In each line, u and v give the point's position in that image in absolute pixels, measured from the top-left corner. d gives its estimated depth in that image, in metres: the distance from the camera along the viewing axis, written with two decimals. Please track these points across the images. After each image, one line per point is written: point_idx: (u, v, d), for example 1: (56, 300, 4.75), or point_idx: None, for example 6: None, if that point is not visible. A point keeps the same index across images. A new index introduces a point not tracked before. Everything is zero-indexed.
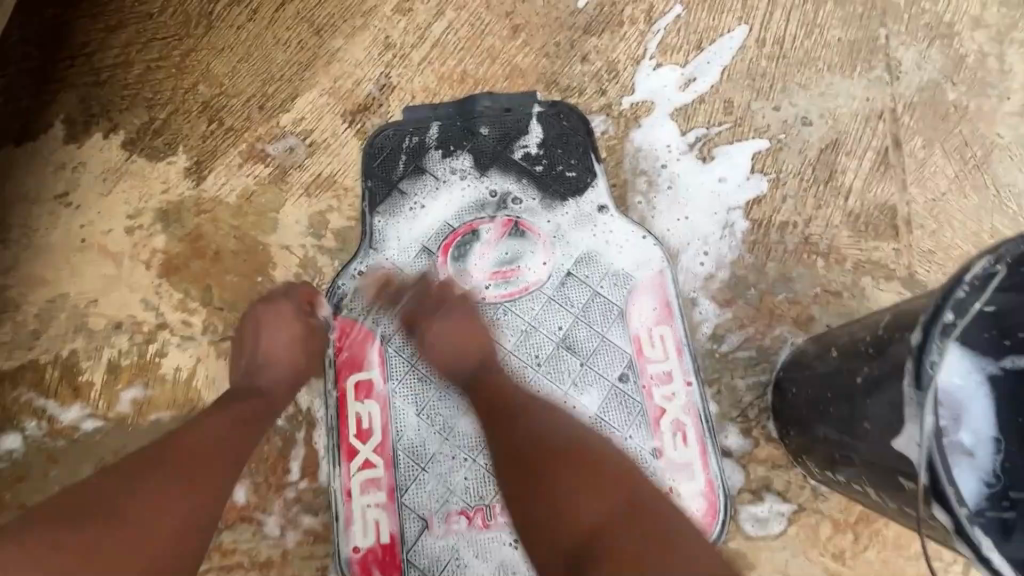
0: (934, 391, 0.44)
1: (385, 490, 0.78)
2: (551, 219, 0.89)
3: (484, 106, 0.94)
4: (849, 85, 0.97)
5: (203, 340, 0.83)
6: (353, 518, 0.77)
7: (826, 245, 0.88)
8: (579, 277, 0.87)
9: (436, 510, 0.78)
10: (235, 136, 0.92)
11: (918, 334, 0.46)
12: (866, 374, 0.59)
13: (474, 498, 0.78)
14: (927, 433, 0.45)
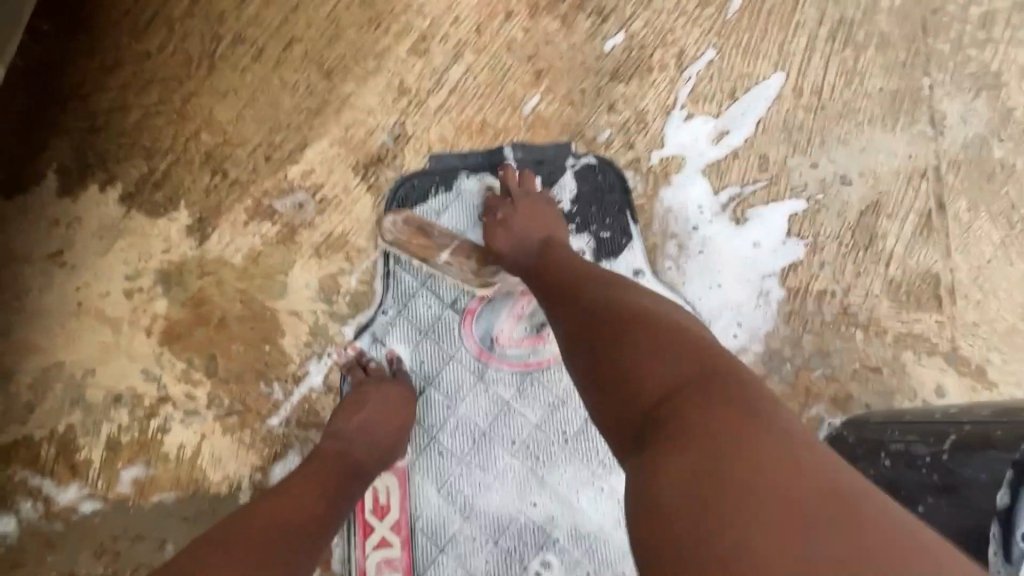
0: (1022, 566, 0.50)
1: (402, 572, 0.74)
2: None
3: (516, 157, 0.89)
4: (890, 141, 0.91)
5: (208, 415, 0.79)
6: None
7: (865, 316, 0.84)
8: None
9: None
10: (241, 189, 0.87)
11: (1005, 497, 0.52)
12: (929, 507, 0.59)
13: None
14: None
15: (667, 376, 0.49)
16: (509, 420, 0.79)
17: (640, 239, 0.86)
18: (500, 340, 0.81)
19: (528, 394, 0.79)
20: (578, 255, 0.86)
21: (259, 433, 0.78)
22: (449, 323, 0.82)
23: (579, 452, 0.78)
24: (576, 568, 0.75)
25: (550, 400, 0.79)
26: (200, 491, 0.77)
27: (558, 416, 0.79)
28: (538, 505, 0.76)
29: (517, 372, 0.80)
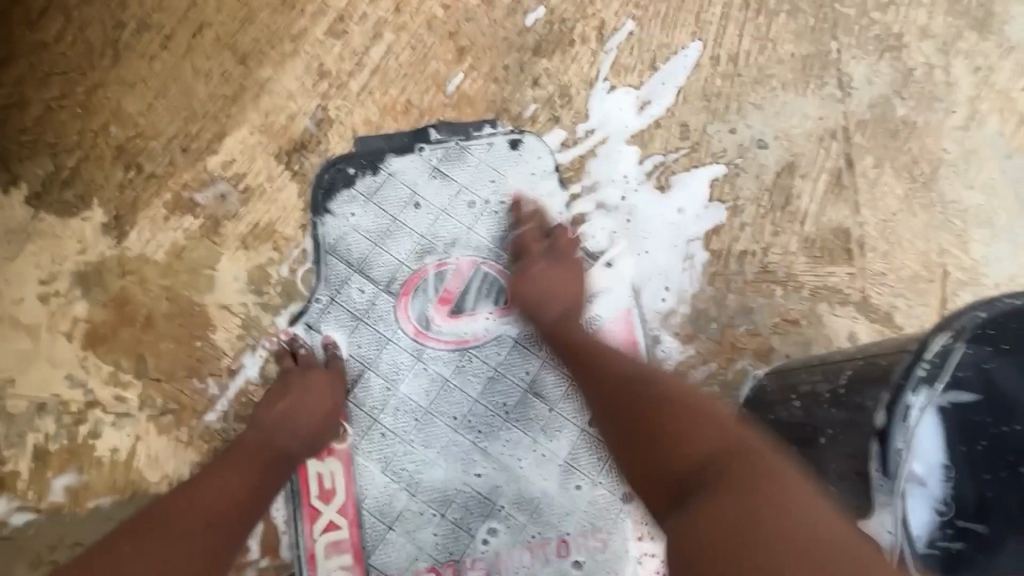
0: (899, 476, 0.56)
1: (351, 552, 0.75)
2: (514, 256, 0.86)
3: (440, 137, 0.89)
4: (803, 104, 0.95)
5: (141, 416, 0.77)
6: None
7: (783, 273, 0.88)
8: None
9: (405, 568, 0.75)
10: (158, 183, 0.84)
11: (883, 420, 0.57)
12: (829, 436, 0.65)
13: (445, 556, 0.76)
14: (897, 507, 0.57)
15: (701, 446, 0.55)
16: (450, 397, 0.80)
17: (568, 213, 0.88)
18: (436, 320, 0.82)
19: (467, 369, 0.81)
20: (510, 231, 0.87)
21: (196, 430, 0.77)
22: (385, 307, 0.82)
23: (520, 422, 0.80)
24: (522, 532, 0.77)
25: (489, 374, 0.81)
26: (139, 493, 0.75)
27: (498, 389, 0.81)
28: (483, 476, 0.78)
29: (456, 350, 0.81)
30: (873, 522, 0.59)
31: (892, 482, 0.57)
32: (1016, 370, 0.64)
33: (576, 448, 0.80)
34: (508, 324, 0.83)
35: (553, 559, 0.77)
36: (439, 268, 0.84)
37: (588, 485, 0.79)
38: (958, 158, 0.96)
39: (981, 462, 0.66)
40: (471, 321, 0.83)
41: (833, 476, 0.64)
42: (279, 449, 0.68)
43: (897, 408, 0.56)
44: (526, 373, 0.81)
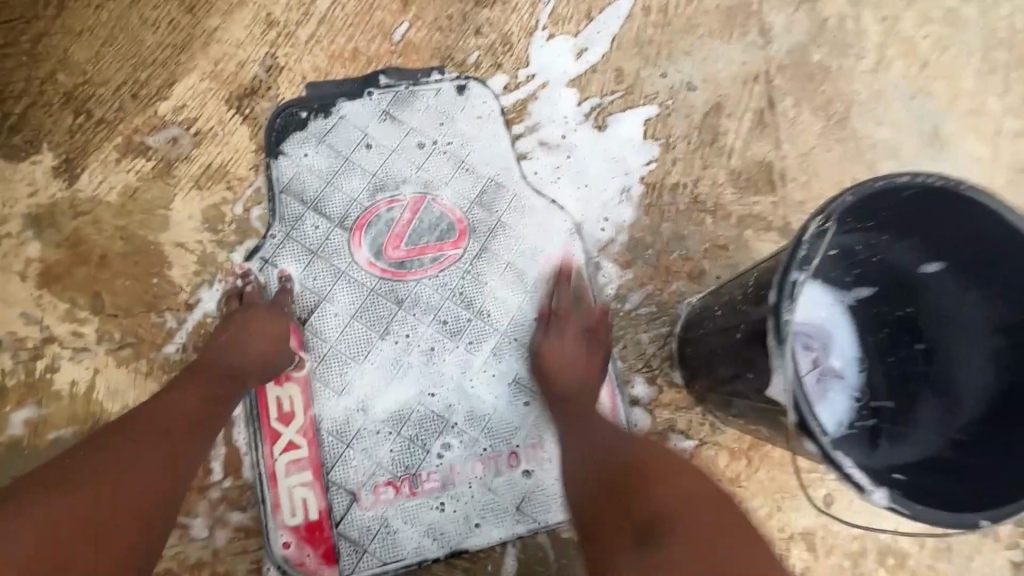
0: (791, 343, 0.54)
1: (311, 469, 0.79)
2: (463, 193, 0.91)
3: (390, 82, 0.93)
4: (728, 50, 1.03)
5: (100, 350, 0.79)
6: (280, 501, 0.78)
7: (712, 203, 0.95)
8: (495, 251, 0.89)
9: (363, 482, 0.79)
10: (108, 128, 0.85)
11: (774, 296, 0.56)
12: (743, 330, 0.67)
13: (402, 469, 0.80)
14: (792, 378, 0.55)
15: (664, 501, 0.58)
16: (405, 323, 0.84)
17: (512, 152, 0.93)
18: (389, 253, 0.86)
19: (420, 297, 0.86)
20: (458, 169, 0.91)
21: (155, 362, 0.80)
22: (340, 241, 0.86)
23: (471, 344, 0.85)
24: (475, 445, 0.82)
25: (441, 301, 0.86)
26: (100, 424, 0.77)
27: (449, 314, 0.86)
28: (437, 396, 0.83)
29: (409, 281, 0.86)
30: (774, 386, 0.58)
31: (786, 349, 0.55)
32: (911, 254, 0.69)
33: (524, 367, 0.86)
34: (458, 255, 0.88)
35: (503, 469, 0.82)
36: (390, 204, 0.88)
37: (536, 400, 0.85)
38: (868, 98, 1.05)
39: (886, 346, 0.76)
40: (423, 253, 0.87)
41: (746, 365, 0.66)
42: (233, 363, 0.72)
43: (786, 285, 0.55)
44: (476, 300, 0.87)
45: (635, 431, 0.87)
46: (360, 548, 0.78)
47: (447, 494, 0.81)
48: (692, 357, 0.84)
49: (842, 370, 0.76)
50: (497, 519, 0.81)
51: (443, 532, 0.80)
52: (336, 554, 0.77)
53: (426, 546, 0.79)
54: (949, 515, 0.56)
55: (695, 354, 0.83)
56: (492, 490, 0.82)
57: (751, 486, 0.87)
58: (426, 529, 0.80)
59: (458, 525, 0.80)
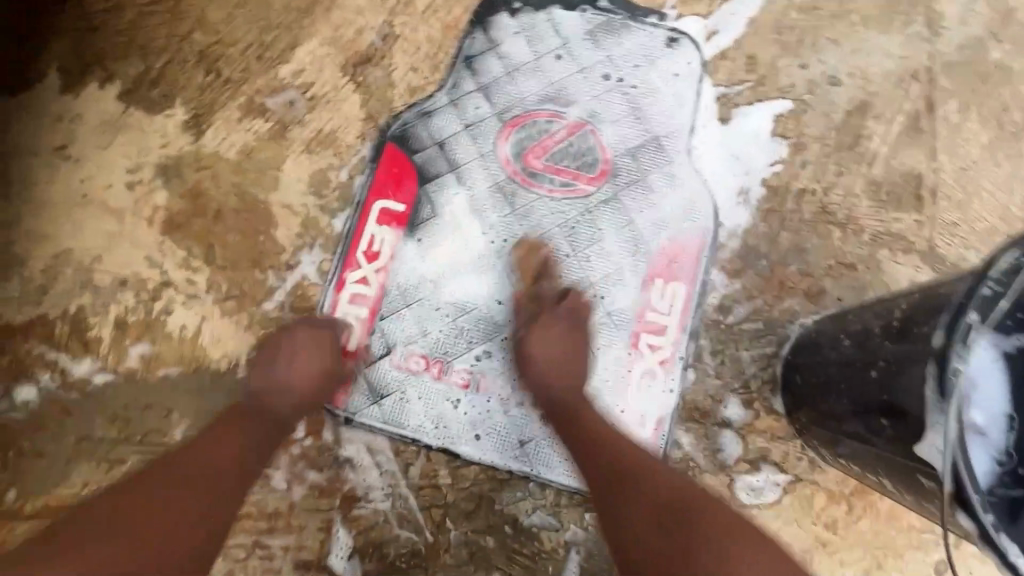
0: (957, 399, 0.46)
1: (367, 309, 0.84)
2: (620, 136, 0.88)
3: (610, 7, 0.91)
4: (884, 41, 0.89)
5: (208, 299, 0.84)
6: (334, 312, 0.84)
7: (844, 215, 0.85)
8: (623, 206, 0.86)
9: (402, 344, 0.83)
10: (233, 89, 0.89)
11: (942, 337, 0.48)
12: (881, 368, 0.57)
13: (440, 371, 0.82)
14: (952, 440, 0.46)
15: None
16: (506, 238, 0.85)
17: (691, 121, 0.88)
18: (527, 160, 0.87)
19: (532, 210, 0.86)
20: (631, 114, 0.88)
21: (256, 315, 0.83)
22: (492, 130, 0.88)
23: (562, 275, 0.84)
24: (512, 369, 0.82)
25: (550, 220, 0.86)
26: (203, 368, 0.82)
27: (547, 236, 0.85)
28: (506, 296, 0.84)
29: (524, 185, 0.87)
30: (927, 445, 0.49)
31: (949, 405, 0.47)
32: None
33: (595, 325, 0.83)
34: (589, 194, 0.86)
35: (527, 404, 0.81)
36: (551, 118, 0.88)
37: (601, 348, 0.83)
38: None
39: None
40: (558, 175, 0.87)
41: (881, 409, 0.56)
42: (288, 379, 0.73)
43: (958, 326, 0.47)
44: (584, 235, 0.85)
45: (722, 455, 0.80)
46: (371, 397, 0.81)
47: (511, 479, 0.79)
48: (798, 386, 0.76)
49: (985, 426, 0.53)
50: (497, 441, 0.80)
51: (446, 426, 0.80)
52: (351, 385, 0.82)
53: (424, 429, 0.80)
54: None
55: (806, 383, 0.74)
56: (504, 415, 0.81)
57: (848, 536, 0.79)
58: (433, 413, 0.81)
59: (463, 426, 0.80)
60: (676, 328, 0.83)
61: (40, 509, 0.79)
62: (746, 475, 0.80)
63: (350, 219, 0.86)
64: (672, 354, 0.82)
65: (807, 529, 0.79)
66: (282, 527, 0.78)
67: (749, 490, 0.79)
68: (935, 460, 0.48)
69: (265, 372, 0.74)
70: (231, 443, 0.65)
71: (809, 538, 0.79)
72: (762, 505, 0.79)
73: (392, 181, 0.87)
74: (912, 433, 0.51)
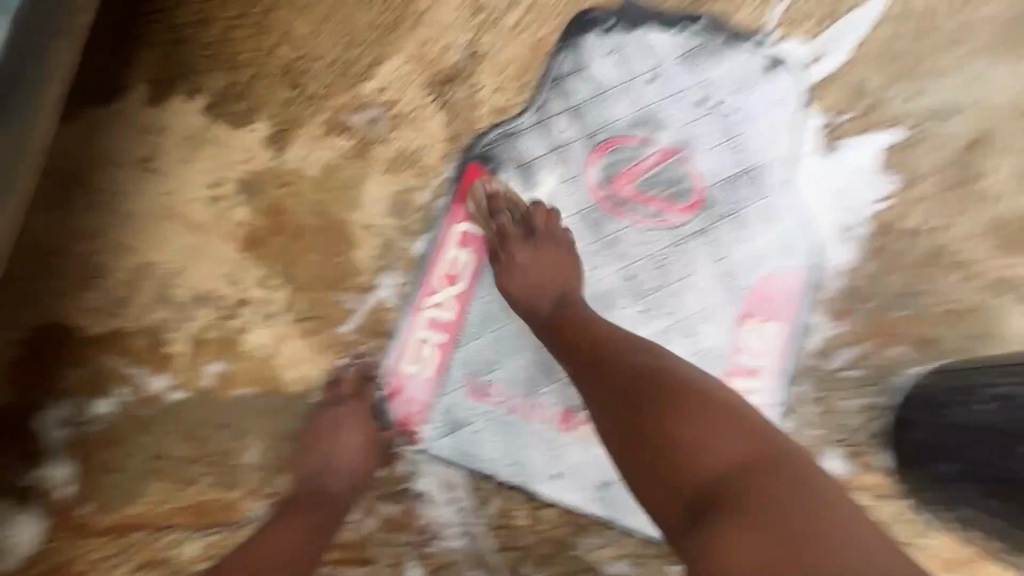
0: None
1: (445, 334, 0.81)
2: (714, 164, 0.83)
3: (707, 28, 0.86)
4: (1007, 70, 0.83)
5: (285, 318, 0.82)
6: (411, 337, 0.81)
7: (960, 258, 0.78)
8: (716, 238, 0.81)
9: (480, 375, 0.80)
10: (317, 105, 0.88)
11: None
12: None
13: (522, 406, 0.79)
14: None
15: (725, 453, 0.59)
16: (593, 268, 0.82)
17: (792, 151, 0.83)
18: (617, 185, 0.84)
19: (619, 238, 0.82)
20: (727, 141, 0.84)
21: (332, 338, 0.82)
22: (579, 153, 0.85)
23: (650, 307, 0.80)
24: None
25: (638, 249, 0.82)
26: (277, 389, 0.81)
27: (634, 267, 0.81)
28: None
29: (611, 212, 0.83)
30: None
31: None
32: None
33: None
34: (679, 223, 0.82)
35: None
36: (642, 142, 0.84)
37: None
38: None
39: None
40: (647, 202, 0.83)
41: None
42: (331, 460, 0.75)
43: None
44: (673, 267, 0.81)
45: None
46: (448, 428, 0.79)
47: (592, 524, 0.75)
48: (917, 443, 0.71)
49: None
50: (577, 482, 0.76)
51: (524, 463, 0.77)
52: (429, 413, 0.79)
53: (501, 464, 0.77)
54: None
55: (929, 442, 0.69)
56: (585, 454, 0.77)
57: None
58: (511, 448, 0.77)
59: (541, 464, 0.77)
60: (771, 372, 0.78)
61: (114, 524, 0.78)
62: None
63: (431, 242, 0.83)
64: (767, 399, 0.77)
65: None
66: (353, 560, 0.76)
67: None
68: None
69: (308, 456, 0.76)
70: (293, 532, 0.71)
71: None
72: None
73: (473, 205, 0.84)
74: None
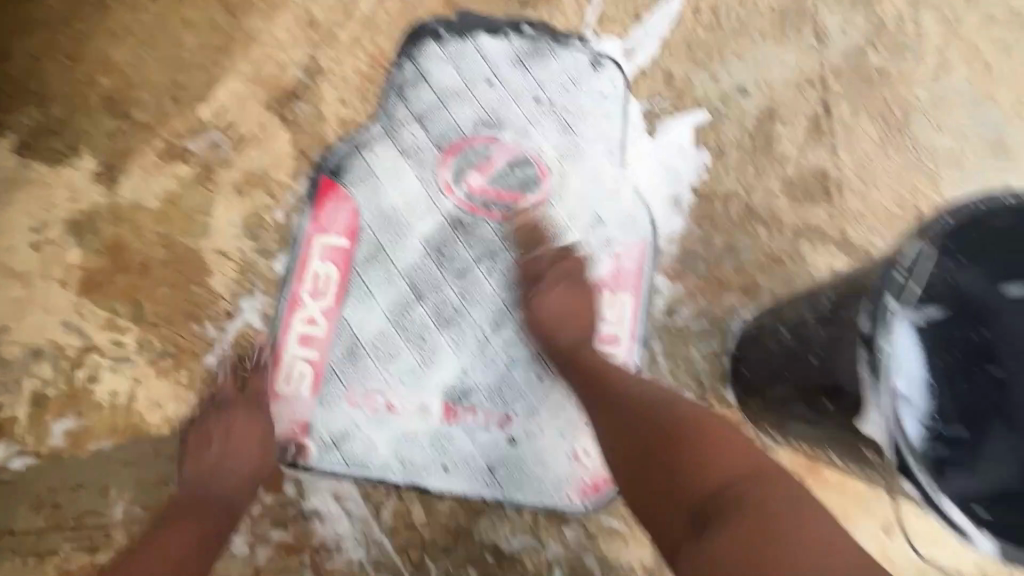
0: (886, 377, 0.53)
1: (319, 350, 0.81)
2: (556, 157, 0.90)
3: (534, 33, 0.94)
4: (781, 54, 0.98)
5: (140, 360, 0.78)
6: (283, 358, 0.80)
7: (766, 213, 0.92)
8: (565, 224, 0.88)
9: (359, 384, 0.80)
10: (149, 133, 0.84)
11: (867, 323, 0.55)
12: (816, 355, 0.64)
13: (406, 409, 0.80)
14: (885, 413, 0.54)
15: (717, 465, 0.56)
16: (456, 264, 0.85)
17: (621, 137, 0.92)
18: (470, 185, 0.88)
19: (479, 234, 0.87)
20: (564, 135, 0.91)
21: (197, 373, 0.78)
22: (430, 159, 0.88)
23: (514, 294, 0.85)
24: (476, 395, 0.82)
25: (500, 244, 0.87)
26: (140, 436, 0.76)
27: (497, 261, 0.86)
28: (460, 321, 0.84)
29: (467, 210, 0.87)
30: (864, 421, 0.56)
31: (881, 383, 0.54)
32: (983, 276, 0.68)
33: None
34: (532, 215, 0.88)
35: (493, 428, 0.81)
36: (488, 142, 0.90)
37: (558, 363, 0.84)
38: (930, 104, 0.99)
39: (957, 370, 0.71)
40: (499, 198, 0.88)
41: (819, 392, 0.64)
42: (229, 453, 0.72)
43: (877, 311, 0.54)
44: (531, 255, 0.87)
45: None
46: (331, 442, 0.78)
47: (487, 506, 0.79)
48: (748, 376, 0.80)
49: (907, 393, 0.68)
50: (466, 470, 0.79)
51: (412, 461, 0.79)
52: (310, 431, 0.78)
53: (391, 468, 0.78)
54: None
55: (752, 373, 0.79)
56: (471, 441, 0.80)
57: None
58: (398, 451, 0.79)
59: (430, 459, 0.79)
60: (627, 339, 0.86)
61: None
62: None
63: (292, 261, 0.82)
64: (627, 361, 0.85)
65: None
66: None
67: None
68: (875, 433, 0.55)
69: (198, 460, 0.72)
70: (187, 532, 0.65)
71: None
72: None
73: (330, 220, 0.84)
74: (853, 411, 0.58)
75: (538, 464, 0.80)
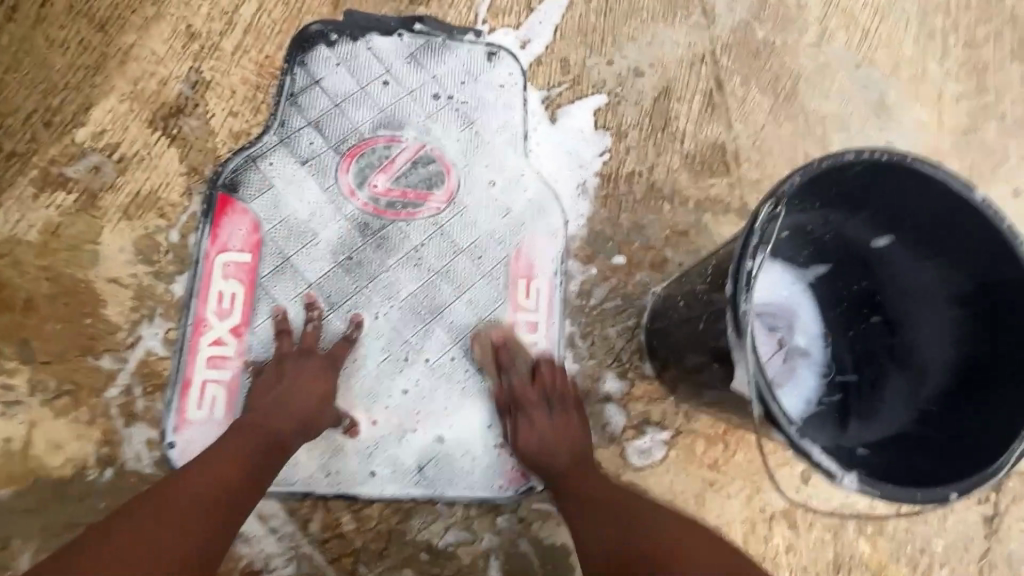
0: (748, 334, 0.55)
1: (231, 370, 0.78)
2: (460, 152, 0.91)
3: (426, 29, 0.93)
4: (672, 33, 1.01)
5: (34, 401, 0.74)
6: (192, 382, 0.77)
7: (669, 189, 0.94)
8: (474, 217, 0.89)
9: None
10: (21, 162, 0.79)
11: (730, 287, 0.57)
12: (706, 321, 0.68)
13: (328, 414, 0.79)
14: (753, 370, 0.56)
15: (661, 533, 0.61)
16: (366, 269, 0.84)
17: (523, 127, 0.93)
18: (374, 187, 0.87)
19: (387, 236, 0.86)
20: (466, 129, 0.92)
21: (98, 408, 0.75)
22: (329, 164, 0.87)
23: (429, 293, 0.85)
24: (398, 397, 0.81)
25: (410, 244, 0.86)
26: (41, 480, 0.73)
27: (409, 261, 0.86)
28: (377, 324, 0.83)
29: (374, 213, 0.86)
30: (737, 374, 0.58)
31: (745, 340, 0.56)
32: (863, 224, 0.70)
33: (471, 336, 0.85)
34: (440, 212, 0.88)
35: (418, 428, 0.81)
36: (389, 143, 0.89)
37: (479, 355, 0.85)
38: (814, 73, 1.04)
39: (847, 320, 0.78)
40: (406, 198, 0.88)
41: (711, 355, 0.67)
42: (295, 394, 0.72)
43: (741, 276, 0.56)
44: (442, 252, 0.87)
45: (610, 427, 0.86)
46: None
47: (417, 505, 0.79)
48: (659, 349, 0.83)
49: (806, 348, 0.78)
50: (393, 474, 0.79)
51: (337, 470, 0.78)
52: None
53: (315, 479, 0.78)
54: (916, 491, 0.56)
55: (662, 345, 0.82)
56: (397, 444, 0.80)
57: (731, 471, 0.86)
58: (322, 463, 0.78)
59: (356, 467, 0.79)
60: (545, 326, 0.87)
61: None
62: (635, 440, 0.86)
63: (193, 283, 0.80)
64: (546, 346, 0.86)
65: (695, 474, 0.86)
66: None
67: (640, 453, 0.86)
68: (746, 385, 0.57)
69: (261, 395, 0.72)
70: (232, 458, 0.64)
71: (698, 482, 0.86)
72: (654, 463, 0.86)
73: (231, 237, 0.82)
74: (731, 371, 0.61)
75: (465, 459, 0.81)
